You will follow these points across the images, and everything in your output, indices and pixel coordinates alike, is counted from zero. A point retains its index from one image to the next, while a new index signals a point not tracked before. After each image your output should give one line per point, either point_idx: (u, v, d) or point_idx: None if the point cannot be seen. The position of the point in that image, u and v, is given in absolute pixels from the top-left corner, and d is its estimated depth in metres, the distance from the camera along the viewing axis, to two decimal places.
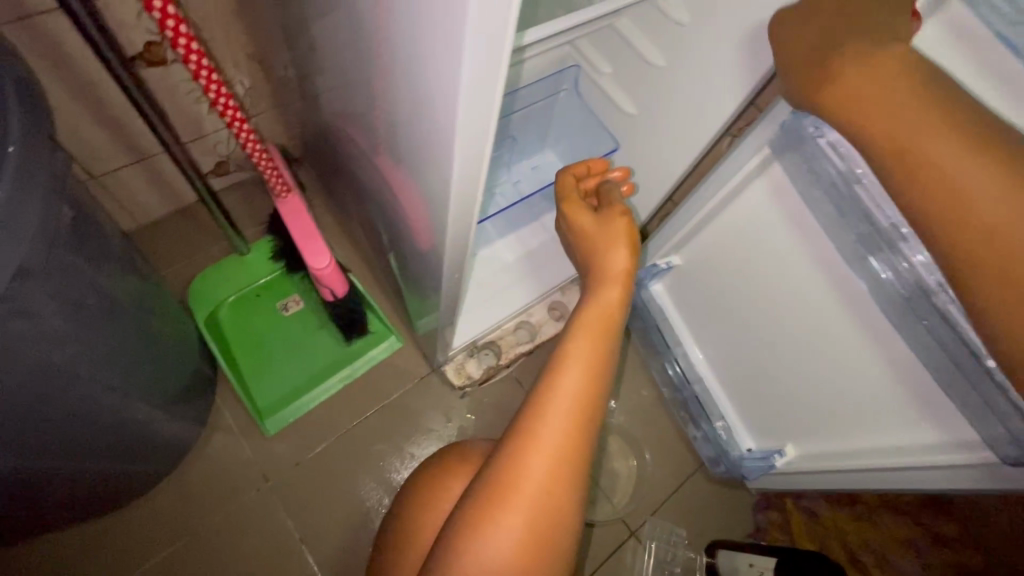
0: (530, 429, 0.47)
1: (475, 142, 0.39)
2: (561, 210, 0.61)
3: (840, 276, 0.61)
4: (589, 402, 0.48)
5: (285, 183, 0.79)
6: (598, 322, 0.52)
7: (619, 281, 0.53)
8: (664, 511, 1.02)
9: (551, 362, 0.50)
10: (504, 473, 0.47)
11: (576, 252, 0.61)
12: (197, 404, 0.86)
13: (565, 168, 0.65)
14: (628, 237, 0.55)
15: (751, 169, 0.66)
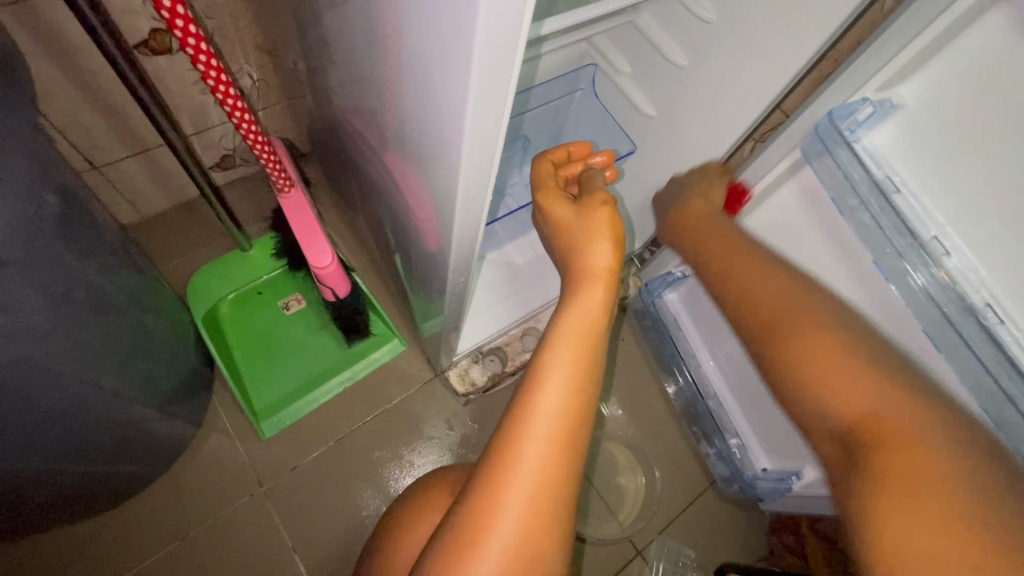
0: (506, 456, 0.43)
1: (484, 144, 0.36)
2: (537, 200, 0.56)
3: (878, 288, 0.57)
4: (571, 422, 0.44)
5: (287, 178, 0.76)
6: (580, 329, 0.47)
7: (602, 281, 0.49)
8: (673, 532, 0.94)
9: (527, 376, 0.46)
10: (479, 507, 0.42)
11: (553, 244, 0.55)
12: (190, 402, 0.84)
13: (542, 154, 0.60)
14: (609, 227, 0.49)
15: (779, 173, 0.63)
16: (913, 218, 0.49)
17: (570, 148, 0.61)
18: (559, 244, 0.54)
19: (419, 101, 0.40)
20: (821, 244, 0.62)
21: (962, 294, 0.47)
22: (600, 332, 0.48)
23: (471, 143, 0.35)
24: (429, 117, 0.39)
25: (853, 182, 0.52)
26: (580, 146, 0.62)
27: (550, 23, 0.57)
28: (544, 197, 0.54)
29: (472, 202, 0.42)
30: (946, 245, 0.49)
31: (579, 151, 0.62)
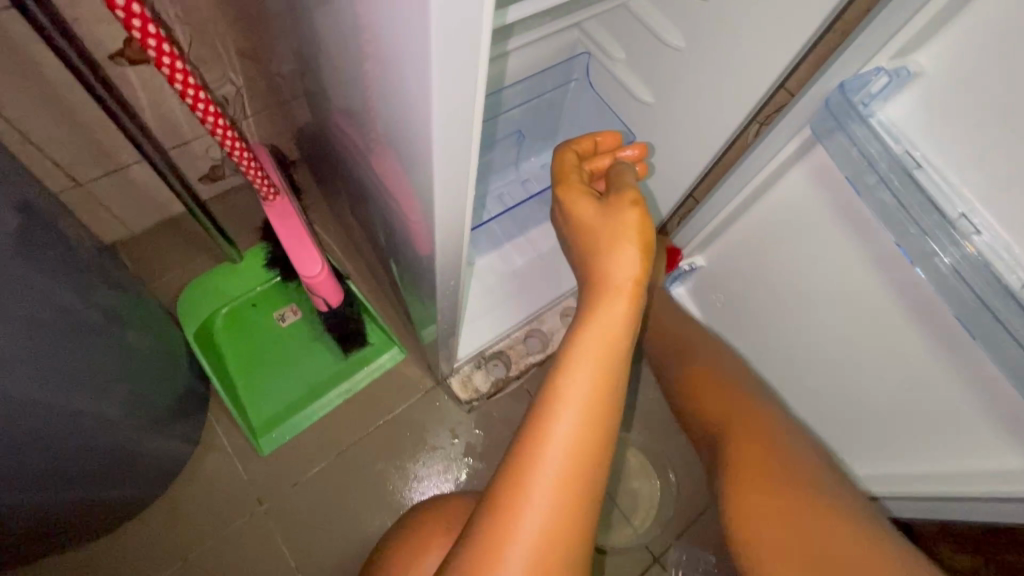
0: (516, 490, 0.42)
1: (459, 128, 0.32)
2: (561, 190, 0.56)
3: (900, 276, 0.52)
4: (585, 456, 0.43)
5: (271, 186, 0.73)
6: (596, 357, 0.46)
7: (626, 297, 0.47)
8: (691, 537, 0.90)
9: (540, 404, 0.45)
10: (486, 545, 0.41)
11: (574, 243, 0.55)
12: (183, 422, 0.81)
13: (569, 142, 0.62)
14: (638, 233, 0.47)
15: (790, 155, 0.60)
16: (939, 195, 0.45)
17: (596, 138, 0.62)
18: (582, 245, 0.53)
19: (393, 87, 0.36)
20: (829, 225, 0.58)
21: (998, 276, 0.42)
22: (618, 358, 0.47)
23: (443, 127, 0.31)
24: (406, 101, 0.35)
25: (869, 159, 0.48)
26: (609, 137, 0.64)
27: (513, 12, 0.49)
28: (568, 193, 0.55)
29: (451, 199, 0.39)
30: (975, 222, 0.44)
31: (607, 142, 0.64)
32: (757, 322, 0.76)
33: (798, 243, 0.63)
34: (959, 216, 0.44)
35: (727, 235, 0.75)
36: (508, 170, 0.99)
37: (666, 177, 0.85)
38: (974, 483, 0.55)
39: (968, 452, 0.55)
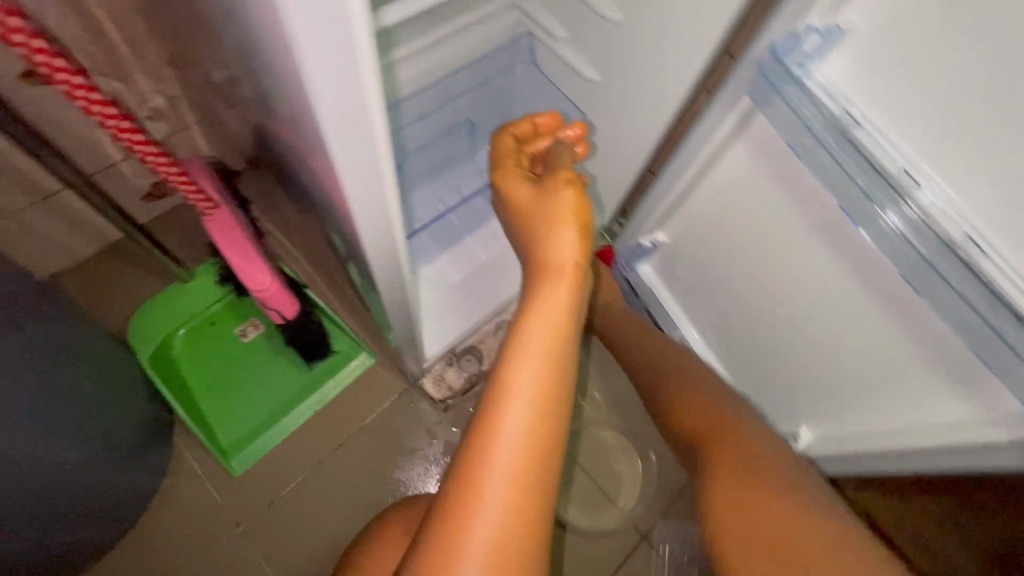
0: (467, 491, 0.40)
1: (357, 123, 0.30)
2: (501, 175, 0.61)
3: (843, 237, 0.52)
4: (537, 449, 0.42)
5: (209, 200, 0.70)
6: (544, 344, 0.46)
7: (569, 274, 0.50)
8: (677, 512, 0.90)
9: (489, 396, 0.44)
10: (437, 554, 0.38)
11: (517, 225, 0.60)
12: (145, 455, 0.79)
13: (508, 127, 0.65)
14: (574, 213, 0.52)
15: (728, 132, 0.59)
16: (880, 155, 0.45)
17: (536, 120, 0.65)
18: (524, 226, 0.58)
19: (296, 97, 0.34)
20: (774, 195, 0.58)
21: (939, 231, 0.42)
22: (566, 348, 0.47)
23: (337, 120, 0.29)
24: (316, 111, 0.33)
25: (806, 125, 0.47)
26: (548, 118, 0.66)
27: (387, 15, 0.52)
28: (511, 179, 0.60)
29: (368, 200, 0.37)
30: (917, 176, 0.44)
31: (547, 123, 0.65)
32: (720, 294, 0.76)
33: (747, 210, 0.63)
34: (903, 174, 0.44)
35: (682, 211, 0.74)
36: (463, 160, 0.96)
37: (622, 155, 0.83)
38: (918, 434, 0.56)
39: (916, 405, 0.55)
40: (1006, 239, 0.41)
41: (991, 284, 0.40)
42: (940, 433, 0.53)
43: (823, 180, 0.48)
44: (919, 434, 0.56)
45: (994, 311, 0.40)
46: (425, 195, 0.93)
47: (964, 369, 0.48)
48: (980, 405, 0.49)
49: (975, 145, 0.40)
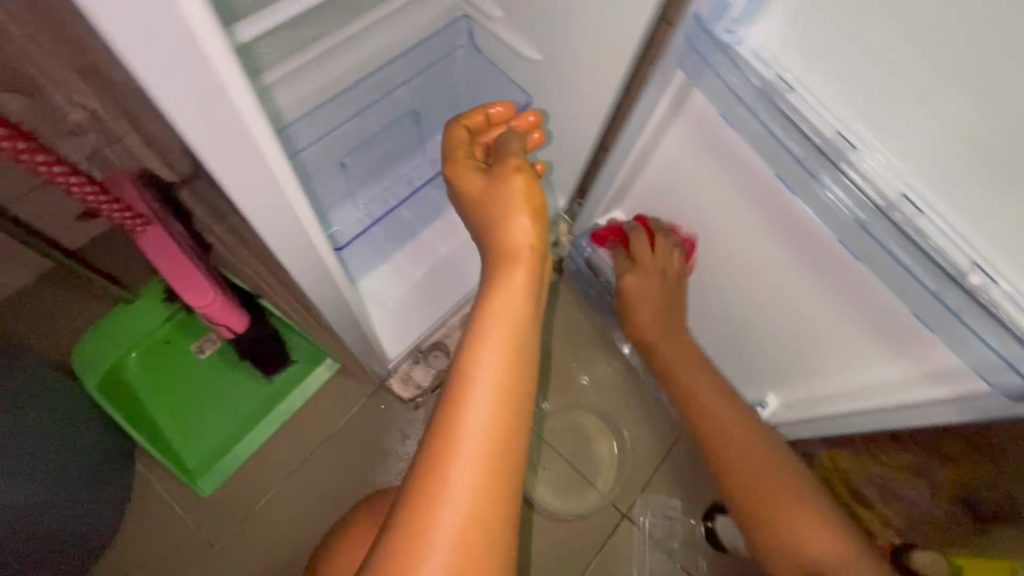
0: (432, 483, 0.39)
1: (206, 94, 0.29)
2: (450, 172, 0.55)
3: (779, 207, 0.52)
4: (502, 437, 0.40)
5: (139, 216, 0.67)
6: (503, 333, 0.43)
7: (523, 260, 0.47)
8: (655, 488, 0.91)
9: (450, 387, 0.42)
10: (404, 546, 0.38)
11: (468, 221, 0.54)
12: (105, 487, 0.76)
13: (458, 119, 0.61)
14: (524, 198, 0.47)
15: (668, 106, 0.57)
16: (814, 119, 0.43)
17: (488, 111, 0.60)
18: (474, 219, 0.52)
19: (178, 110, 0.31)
20: (712, 168, 0.57)
21: (873, 194, 0.42)
22: (528, 331, 0.45)
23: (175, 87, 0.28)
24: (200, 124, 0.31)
25: (736, 94, 0.46)
26: (501, 108, 0.61)
27: (242, 27, 0.52)
28: (460, 169, 0.54)
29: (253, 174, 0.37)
30: (852, 138, 0.43)
31: (498, 114, 0.61)
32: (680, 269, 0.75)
33: (692, 184, 0.62)
34: (842, 135, 0.43)
35: (633, 190, 0.73)
36: (412, 151, 0.91)
37: (572, 135, 0.81)
38: (886, 394, 0.56)
39: (871, 367, 0.55)
40: (942, 197, 0.40)
41: (931, 248, 0.40)
42: (899, 395, 0.54)
43: (759, 149, 0.47)
44: (880, 397, 0.57)
45: (929, 269, 0.40)
46: (373, 194, 0.89)
47: (904, 330, 0.48)
48: (918, 364, 0.49)
49: (916, 104, 0.38)
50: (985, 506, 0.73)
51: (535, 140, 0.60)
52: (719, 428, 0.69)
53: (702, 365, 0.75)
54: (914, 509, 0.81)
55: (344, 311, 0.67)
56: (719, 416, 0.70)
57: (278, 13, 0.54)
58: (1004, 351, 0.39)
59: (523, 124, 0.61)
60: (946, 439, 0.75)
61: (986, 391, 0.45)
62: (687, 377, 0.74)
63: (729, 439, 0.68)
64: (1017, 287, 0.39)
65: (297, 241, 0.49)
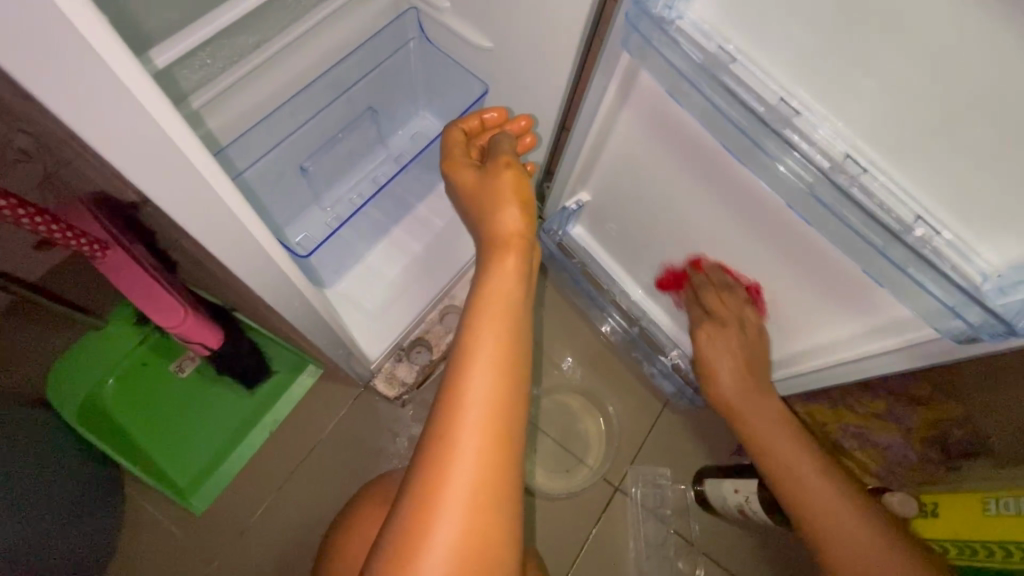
0: (441, 450, 0.41)
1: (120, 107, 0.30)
2: (448, 167, 0.59)
3: (732, 181, 0.53)
4: (503, 408, 0.42)
5: (98, 241, 0.65)
6: (498, 314, 0.46)
7: (510, 243, 0.49)
8: (644, 459, 0.93)
9: (452, 365, 0.44)
10: (416, 511, 0.40)
11: (464, 217, 0.56)
12: (94, 515, 0.76)
13: (456, 122, 0.65)
14: (514, 190, 0.51)
15: (619, 85, 0.57)
16: (756, 89, 0.44)
17: (484, 116, 0.64)
18: (470, 213, 0.55)
19: (110, 137, 0.31)
20: (666, 146, 0.58)
21: (818, 157, 0.43)
22: (521, 306, 0.47)
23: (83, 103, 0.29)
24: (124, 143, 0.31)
25: (678, 70, 0.46)
26: (495, 114, 0.65)
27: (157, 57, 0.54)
28: (458, 167, 0.58)
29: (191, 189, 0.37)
30: (795, 104, 0.44)
31: (492, 119, 0.65)
32: (650, 244, 0.75)
33: (647, 162, 0.63)
34: (786, 101, 0.44)
35: (596, 172, 0.73)
36: (373, 149, 0.90)
37: (533, 120, 0.80)
38: (858, 344, 0.57)
39: (835, 321, 0.57)
40: (883, 155, 0.42)
41: (874, 209, 0.41)
42: (851, 348, 0.58)
43: (707, 123, 0.48)
44: (832, 353, 0.61)
45: (873, 227, 0.41)
46: (339, 195, 0.88)
47: (847, 284, 0.51)
48: (872, 319, 0.52)
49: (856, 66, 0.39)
50: (955, 444, 0.75)
51: (526, 144, 0.64)
52: (794, 477, 0.66)
53: (779, 414, 0.72)
54: (892, 455, 0.84)
55: (317, 318, 0.67)
56: (794, 466, 0.67)
57: (191, 37, 0.55)
58: (944, 299, 0.41)
59: (516, 128, 0.64)
60: (920, 384, 0.75)
61: (933, 336, 0.47)
62: (762, 428, 0.71)
63: (806, 489, 0.64)
64: (957, 235, 0.41)
65: (258, 255, 0.49)
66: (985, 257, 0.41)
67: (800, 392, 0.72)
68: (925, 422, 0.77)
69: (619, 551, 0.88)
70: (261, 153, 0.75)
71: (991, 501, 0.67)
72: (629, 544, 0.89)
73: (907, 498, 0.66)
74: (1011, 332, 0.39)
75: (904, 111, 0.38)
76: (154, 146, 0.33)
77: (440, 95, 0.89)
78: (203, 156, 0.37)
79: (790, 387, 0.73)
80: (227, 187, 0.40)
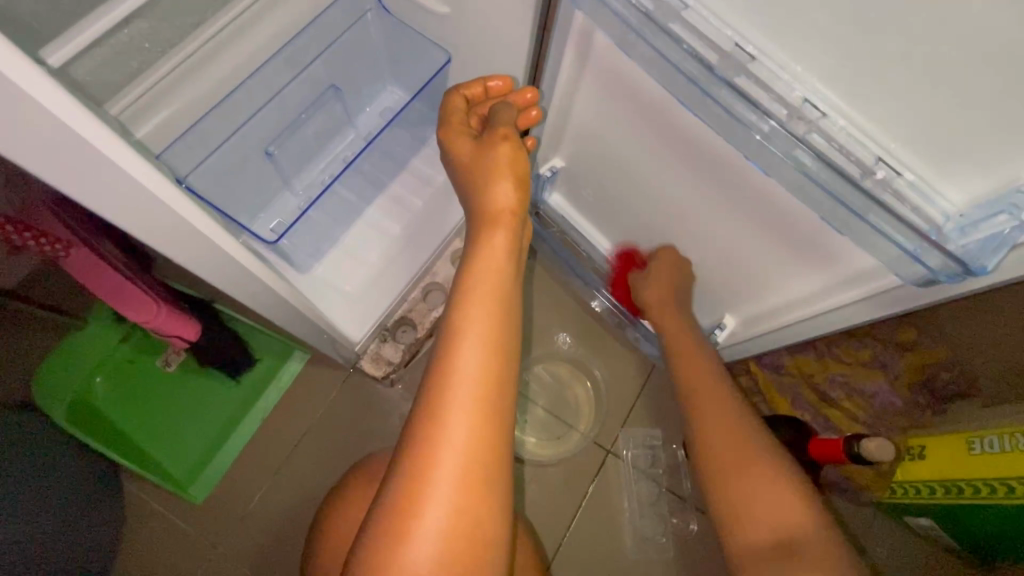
0: (430, 430, 0.41)
1: (16, 109, 0.28)
2: (443, 137, 0.57)
3: (698, 141, 0.52)
4: (493, 384, 0.43)
5: (60, 241, 0.64)
6: (490, 291, 0.46)
7: (503, 218, 0.49)
8: (634, 422, 0.94)
9: (440, 342, 0.44)
10: (406, 492, 0.40)
11: (456, 187, 0.56)
12: (96, 511, 0.78)
13: (458, 87, 0.61)
14: (510, 166, 0.50)
15: (575, 43, 0.55)
16: (707, 35, 0.41)
17: (487, 83, 0.60)
18: (464, 185, 0.54)
19: (18, 145, 0.29)
20: (628, 109, 0.57)
21: (777, 106, 0.41)
22: (509, 282, 0.47)
23: None
24: (24, 146, 0.30)
25: (624, 22, 0.44)
26: (501, 82, 0.60)
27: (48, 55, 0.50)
28: (453, 135, 0.56)
29: (119, 186, 0.36)
30: (750, 49, 0.41)
31: (497, 88, 0.61)
32: (624, 206, 0.74)
33: (611, 126, 0.61)
34: (747, 47, 0.41)
35: (564, 136, 0.71)
36: (343, 129, 0.87)
37: None
38: (824, 298, 0.57)
39: (802, 274, 0.57)
40: (842, 96, 0.40)
41: (837, 159, 0.40)
42: (822, 302, 0.57)
43: (656, 73, 0.46)
44: (807, 306, 0.60)
45: (835, 174, 0.40)
46: (311, 178, 0.86)
47: (807, 233, 0.51)
48: (840, 270, 0.52)
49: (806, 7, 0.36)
50: (941, 387, 0.77)
51: (530, 119, 0.58)
52: (689, 371, 0.66)
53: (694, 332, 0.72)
54: (876, 404, 0.82)
55: (291, 307, 0.66)
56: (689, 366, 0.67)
57: (97, 22, 0.51)
58: (905, 244, 0.40)
59: (521, 101, 0.59)
60: (905, 330, 0.73)
61: (898, 284, 0.47)
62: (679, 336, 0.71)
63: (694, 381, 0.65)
64: (920, 176, 0.40)
65: (218, 254, 0.48)
66: (948, 197, 0.40)
67: (771, 348, 0.73)
68: (913, 368, 0.77)
69: (614, 512, 0.90)
70: (219, 140, 0.73)
71: (976, 441, 0.67)
72: (623, 505, 0.90)
73: (885, 443, 0.66)
74: (967, 273, 0.38)
75: (855, 57, 0.36)
76: (66, 148, 0.32)
77: (404, 67, 0.85)
78: (124, 151, 0.35)
79: (763, 345, 0.73)
80: (161, 182, 0.38)
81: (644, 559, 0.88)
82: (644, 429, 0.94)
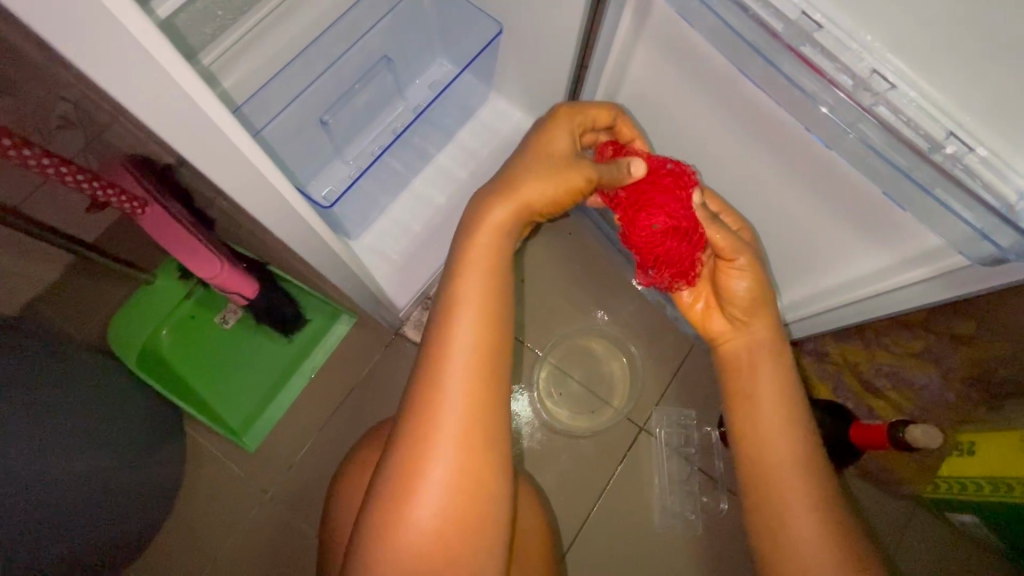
0: (431, 393, 0.43)
1: (132, 63, 0.31)
2: (559, 112, 0.55)
3: (755, 113, 0.51)
4: (486, 349, 0.45)
5: (134, 197, 0.70)
6: (484, 264, 0.48)
7: (520, 205, 0.49)
8: (669, 400, 0.95)
9: (437, 313, 0.47)
10: (415, 445, 0.43)
11: (520, 149, 0.54)
12: (163, 451, 0.85)
13: (622, 112, 0.61)
14: (568, 190, 0.51)
15: (633, 11, 0.54)
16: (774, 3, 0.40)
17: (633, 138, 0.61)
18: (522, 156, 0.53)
19: (128, 93, 0.33)
20: (682, 81, 0.56)
21: (843, 77, 0.40)
22: (503, 253, 0.49)
23: (90, 62, 0.30)
24: (132, 93, 0.33)
25: None
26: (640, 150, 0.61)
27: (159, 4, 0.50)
28: (563, 123, 0.54)
29: (208, 138, 0.39)
30: (817, 17, 0.40)
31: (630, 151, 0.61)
32: None
33: (665, 96, 0.61)
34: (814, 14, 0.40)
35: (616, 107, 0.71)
36: (393, 100, 0.89)
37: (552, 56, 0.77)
38: (881, 279, 0.56)
39: (855, 254, 0.57)
40: (913, 67, 0.38)
41: (901, 135, 0.39)
42: (880, 281, 0.56)
43: (715, 40, 0.46)
44: (865, 285, 0.59)
45: (897, 147, 0.39)
46: (362, 147, 0.88)
47: (869, 208, 0.49)
48: (898, 249, 0.51)
49: None
50: (997, 382, 0.72)
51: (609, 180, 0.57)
52: (740, 369, 0.55)
53: (770, 320, 0.55)
54: (925, 396, 0.77)
55: (345, 268, 0.69)
56: (753, 364, 0.54)
57: None
58: (973, 223, 0.39)
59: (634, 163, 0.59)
60: (964, 321, 0.69)
61: (963, 265, 0.46)
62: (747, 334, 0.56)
63: (747, 387, 0.53)
64: (993, 151, 0.38)
65: (286, 212, 0.51)
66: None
67: (820, 331, 0.71)
68: (971, 362, 0.71)
69: (643, 487, 0.91)
70: (279, 108, 0.76)
71: None
72: (654, 481, 0.91)
73: (931, 431, 0.64)
74: None
75: (932, 24, 0.35)
76: (168, 101, 0.35)
77: (455, 39, 0.86)
78: (216, 105, 0.38)
79: (813, 326, 0.72)
80: (243, 137, 0.41)
81: (671, 535, 0.89)
82: (677, 409, 0.95)
